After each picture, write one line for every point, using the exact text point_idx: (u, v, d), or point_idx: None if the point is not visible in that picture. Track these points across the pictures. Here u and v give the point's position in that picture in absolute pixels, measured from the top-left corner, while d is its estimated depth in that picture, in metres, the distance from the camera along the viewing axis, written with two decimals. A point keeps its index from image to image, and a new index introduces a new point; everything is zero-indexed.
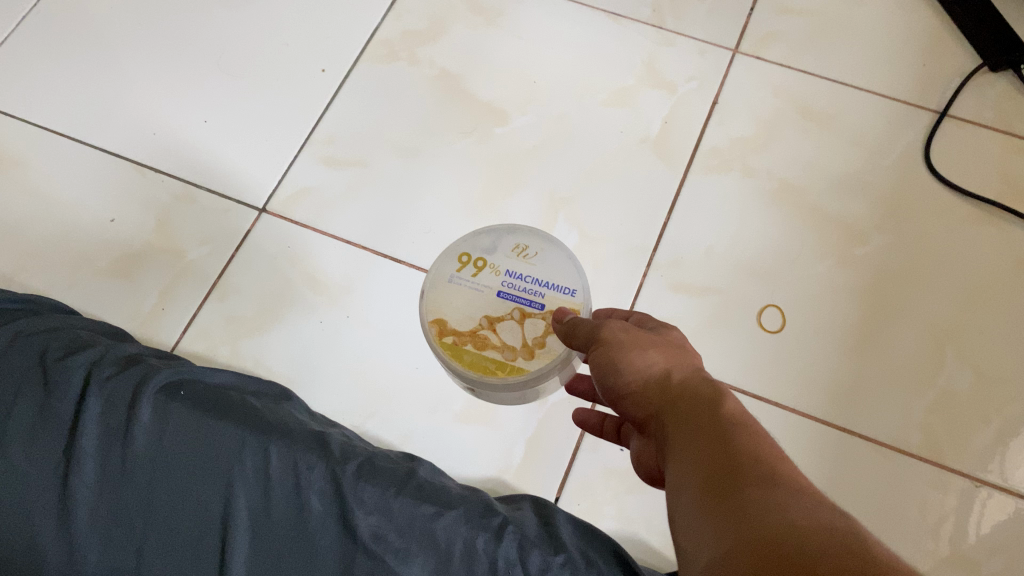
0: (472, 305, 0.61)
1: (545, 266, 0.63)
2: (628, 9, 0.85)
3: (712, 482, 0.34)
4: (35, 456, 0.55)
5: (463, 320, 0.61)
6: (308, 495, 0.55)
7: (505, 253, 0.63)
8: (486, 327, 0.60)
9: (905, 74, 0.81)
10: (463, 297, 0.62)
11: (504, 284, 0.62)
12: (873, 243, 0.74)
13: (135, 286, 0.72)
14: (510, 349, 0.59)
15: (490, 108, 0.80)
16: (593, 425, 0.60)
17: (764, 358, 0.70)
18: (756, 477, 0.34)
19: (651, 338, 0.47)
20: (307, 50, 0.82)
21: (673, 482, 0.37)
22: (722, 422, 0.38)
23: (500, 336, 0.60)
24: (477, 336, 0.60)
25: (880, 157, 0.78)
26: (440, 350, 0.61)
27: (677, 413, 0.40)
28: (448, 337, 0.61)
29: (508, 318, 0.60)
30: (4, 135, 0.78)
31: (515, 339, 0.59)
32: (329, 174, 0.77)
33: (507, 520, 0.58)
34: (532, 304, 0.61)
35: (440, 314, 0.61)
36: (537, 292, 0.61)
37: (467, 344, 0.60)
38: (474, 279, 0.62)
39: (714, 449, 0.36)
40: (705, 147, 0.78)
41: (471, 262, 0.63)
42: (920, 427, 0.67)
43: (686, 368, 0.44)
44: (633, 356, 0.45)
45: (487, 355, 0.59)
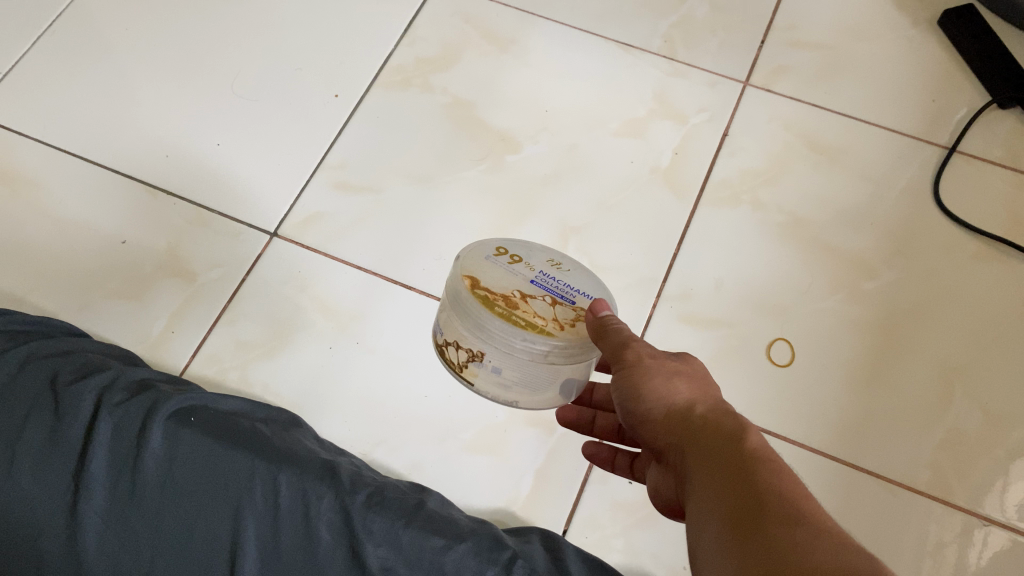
0: (504, 280, 0.57)
1: (578, 278, 0.60)
2: (640, 39, 0.86)
3: (740, 524, 0.35)
4: (44, 482, 0.54)
5: (498, 284, 0.56)
6: (317, 525, 0.55)
7: (539, 258, 0.60)
8: (519, 297, 0.56)
9: (914, 110, 0.82)
10: (497, 271, 0.57)
11: (539, 277, 0.58)
12: (882, 277, 0.75)
13: (145, 309, 0.72)
14: (541, 317, 0.55)
15: (502, 136, 0.80)
16: (604, 459, 0.62)
17: (772, 391, 0.70)
18: (781, 521, 0.34)
19: (675, 363, 0.47)
20: (320, 75, 0.83)
21: (698, 520, 0.38)
22: (746, 459, 0.38)
23: (532, 305, 0.55)
24: (508, 299, 0.55)
25: (890, 192, 0.78)
26: (467, 300, 0.55)
27: (702, 449, 0.41)
28: (479, 292, 0.55)
29: (541, 299, 0.56)
30: (16, 154, 0.78)
31: (547, 311, 0.55)
32: (341, 198, 0.77)
33: (516, 554, 0.58)
34: (565, 299, 0.57)
35: (473, 273, 0.56)
36: (570, 292, 0.58)
37: (497, 301, 0.54)
38: (510, 265, 0.58)
39: (739, 490, 0.37)
40: (715, 180, 0.79)
41: (507, 253, 0.59)
42: (928, 464, 0.67)
43: (709, 401, 0.44)
44: (657, 381, 0.46)
45: (518, 314, 0.54)
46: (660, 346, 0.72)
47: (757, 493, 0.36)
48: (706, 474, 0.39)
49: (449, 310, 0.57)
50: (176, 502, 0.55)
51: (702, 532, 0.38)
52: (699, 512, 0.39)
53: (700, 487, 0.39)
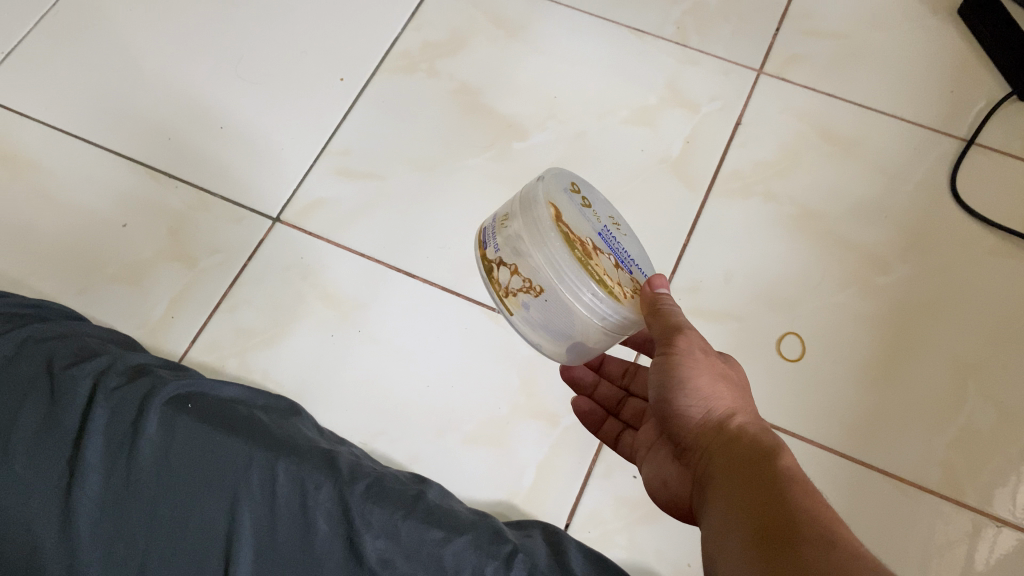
0: (581, 223, 0.53)
1: (632, 246, 0.57)
2: (651, 26, 0.84)
3: (768, 537, 0.38)
4: (38, 466, 0.53)
5: (577, 225, 0.52)
6: (314, 514, 0.54)
7: (604, 213, 0.57)
8: (594, 246, 0.52)
9: (932, 101, 0.80)
10: (574, 210, 0.54)
11: (606, 231, 0.55)
12: (896, 272, 0.73)
13: (145, 294, 0.71)
14: (610, 277, 0.52)
15: (509, 123, 0.79)
16: (596, 419, 0.62)
17: (781, 386, 0.69)
18: (809, 536, 0.37)
19: (717, 365, 0.50)
20: (326, 58, 0.81)
21: (721, 524, 0.42)
22: (781, 475, 0.41)
23: (605, 260, 0.52)
24: (585, 245, 0.52)
25: (905, 185, 0.76)
26: (550, 230, 0.51)
27: (735, 457, 0.44)
28: (562, 226, 0.52)
29: (610, 256, 0.53)
30: (18, 135, 0.77)
31: (615, 273, 0.52)
32: (344, 184, 0.76)
33: (517, 548, 0.56)
34: (625, 264, 0.54)
35: (557, 204, 0.53)
36: (628, 259, 0.55)
37: (576, 245, 0.51)
38: (583, 207, 0.55)
39: (772, 501, 0.40)
40: (726, 170, 0.77)
41: (580, 194, 0.56)
42: (939, 463, 0.66)
43: (742, 414, 0.48)
44: (703, 381, 0.48)
45: (591, 265, 0.51)
46: None
47: (790, 509, 0.39)
48: (739, 481, 0.43)
49: (520, 235, 0.52)
50: (172, 489, 0.54)
51: (724, 536, 0.41)
52: (724, 516, 0.42)
53: (731, 492, 0.43)
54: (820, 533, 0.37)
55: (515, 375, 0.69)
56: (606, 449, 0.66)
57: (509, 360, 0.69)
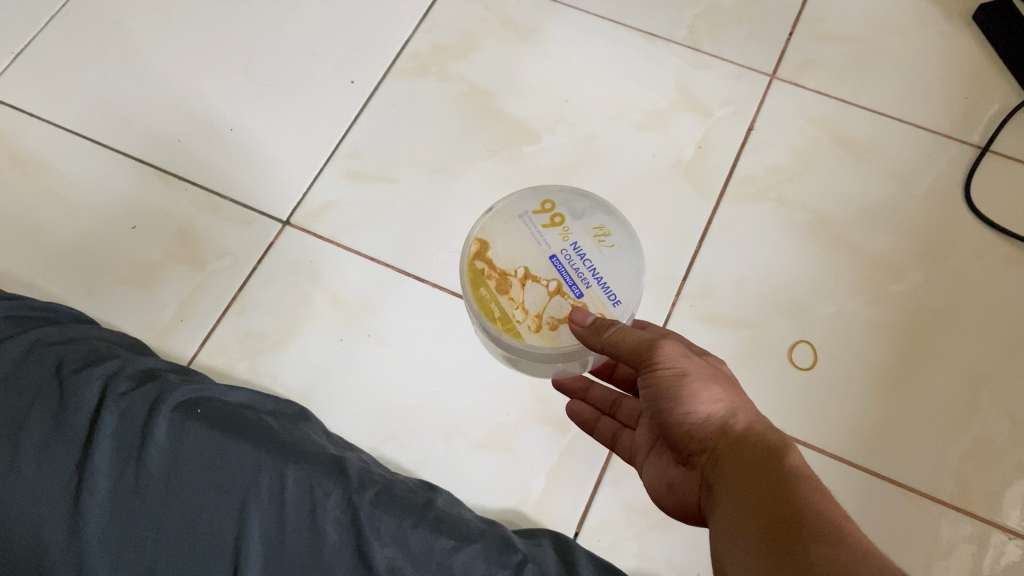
0: (520, 252, 0.57)
1: (612, 261, 0.57)
2: (664, 29, 0.83)
3: (778, 540, 0.38)
4: (47, 471, 0.53)
5: (504, 257, 0.57)
6: (324, 523, 0.54)
7: (585, 228, 0.58)
8: (517, 278, 0.56)
9: (947, 107, 0.79)
10: (522, 238, 0.58)
11: (564, 252, 0.57)
12: (909, 280, 0.72)
13: (154, 296, 0.71)
14: (523, 311, 0.55)
15: (519, 127, 0.79)
16: (588, 421, 0.63)
17: (792, 395, 0.68)
18: (819, 536, 0.37)
19: (704, 366, 0.49)
20: (336, 60, 0.81)
21: (727, 526, 0.41)
22: (784, 471, 0.41)
23: (522, 293, 0.56)
24: (504, 279, 0.57)
25: (918, 192, 0.76)
26: (464, 269, 0.58)
27: (739, 460, 0.44)
28: (479, 263, 0.58)
29: (541, 283, 0.56)
30: (28, 135, 0.77)
31: (533, 305, 0.55)
32: (354, 187, 0.76)
33: (527, 557, 0.56)
34: (571, 286, 0.56)
35: (487, 238, 0.58)
36: (586, 278, 0.56)
37: (490, 279, 0.57)
38: (541, 230, 0.58)
39: (775, 500, 0.40)
40: (738, 175, 0.77)
41: (552, 212, 0.59)
42: (952, 474, 0.65)
43: (741, 411, 0.48)
44: (697, 387, 0.47)
45: (501, 299, 0.56)
46: None
47: (798, 510, 0.38)
48: (743, 485, 0.42)
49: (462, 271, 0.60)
50: (181, 495, 0.53)
51: (730, 540, 0.41)
52: (729, 518, 0.42)
53: (736, 497, 0.42)
54: (830, 534, 0.37)
55: (525, 381, 0.68)
56: (616, 458, 0.66)
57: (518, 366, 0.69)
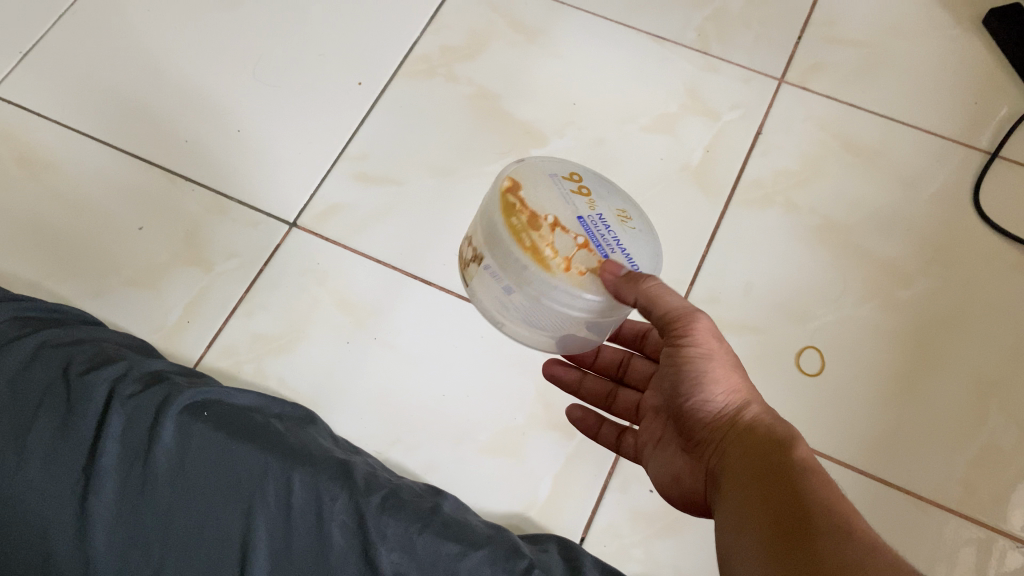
0: (551, 201, 0.51)
1: (636, 241, 0.53)
2: (672, 32, 0.83)
3: (787, 532, 0.37)
4: (54, 472, 0.53)
5: (538, 199, 0.51)
6: (330, 527, 0.54)
7: (611, 205, 0.54)
8: (550, 221, 0.50)
9: (956, 112, 0.79)
10: (550, 191, 0.52)
11: (590, 217, 0.52)
12: (918, 286, 0.72)
13: (161, 298, 0.71)
14: (553, 251, 0.49)
15: (527, 129, 0.78)
16: (591, 425, 0.63)
17: (800, 400, 0.68)
18: (829, 530, 0.36)
19: (728, 352, 0.49)
20: (344, 62, 0.81)
21: (735, 519, 0.41)
22: (799, 464, 0.41)
23: (555, 236, 0.49)
24: (537, 218, 0.50)
25: (927, 198, 0.76)
26: (496, 201, 0.51)
27: (751, 449, 0.43)
28: (513, 198, 0.51)
29: (573, 233, 0.50)
30: (36, 135, 0.77)
31: (565, 248, 0.49)
32: (361, 189, 0.75)
33: (534, 564, 0.56)
34: (599, 247, 0.50)
35: (520, 180, 0.52)
36: (611, 245, 0.51)
37: (524, 214, 0.50)
38: (569, 192, 0.53)
39: (788, 493, 0.39)
40: (747, 179, 0.76)
41: (577, 182, 0.54)
42: (960, 482, 0.65)
43: (758, 404, 0.47)
44: (719, 373, 0.47)
45: (532, 232, 0.49)
46: None
47: (807, 503, 0.38)
48: (753, 476, 0.42)
49: (484, 209, 0.53)
50: (187, 498, 0.53)
51: (740, 531, 0.40)
52: (739, 510, 0.41)
53: (744, 488, 0.42)
54: (840, 526, 0.36)
55: (531, 386, 0.68)
56: (623, 463, 0.66)
57: (525, 371, 0.69)
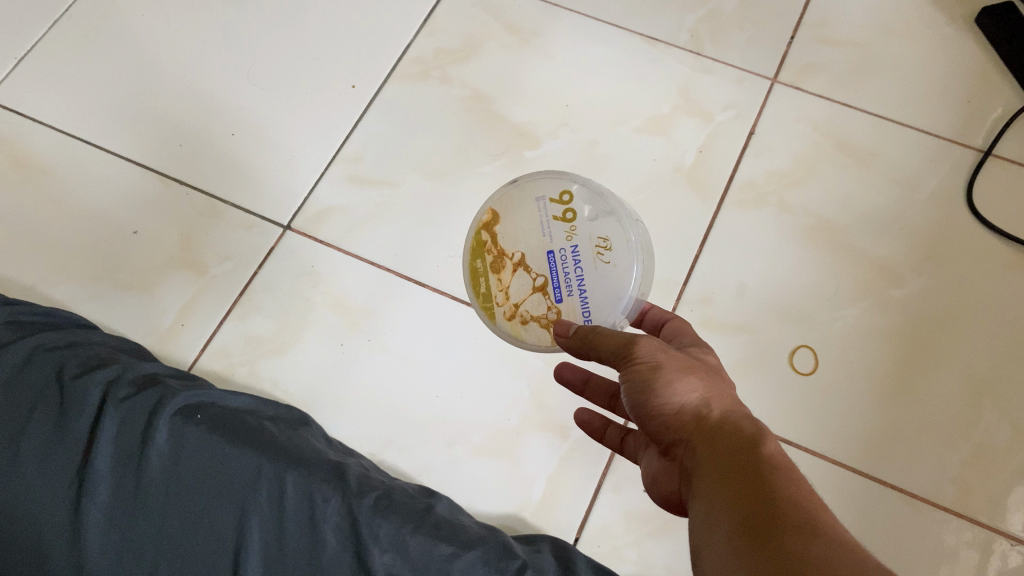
0: (526, 235, 0.59)
1: (602, 276, 0.57)
2: (666, 33, 0.83)
3: (756, 530, 0.36)
4: (48, 475, 0.53)
5: (507, 238, 0.60)
6: (323, 528, 0.54)
7: (591, 233, 0.58)
8: (512, 261, 0.59)
9: (949, 111, 0.79)
10: (532, 220, 0.60)
11: (561, 251, 0.58)
12: (911, 285, 0.72)
13: (155, 301, 0.71)
14: (503, 296, 0.60)
15: (521, 131, 0.79)
16: (597, 428, 0.62)
17: (793, 400, 0.68)
18: (799, 527, 0.35)
19: (684, 358, 0.48)
20: (338, 64, 0.81)
21: (706, 522, 0.39)
22: (762, 465, 0.39)
23: (510, 278, 0.60)
24: (499, 258, 0.60)
25: (921, 197, 0.76)
26: (472, 239, 0.63)
27: (716, 451, 0.41)
28: (485, 234, 0.62)
29: (530, 275, 0.58)
30: (32, 140, 0.77)
31: (515, 293, 0.59)
32: (355, 192, 0.76)
33: (526, 564, 0.56)
34: (556, 288, 0.57)
35: (500, 213, 0.62)
36: (569, 283, 0.57)
37: (488, 254, 0.61)
38: (552, 222, 0.59)
39: (754, 494, 0.37)
40: (740, 180, 0.76)
41: (569, 206, 0.59)
42: (954, 481, 0.65)
43: (720, 402, 0.45)
44: (674, 378, 0.46)
45: (491, 277, 0.61)
46: None
47: (777, 500, 0.37)
48: (723, 475, 0.40)
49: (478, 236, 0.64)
50: (180, 501, 0.53)
51: (709, 535, 0.38)
52: (708, 515, 0.39)
53: (711, 486, 0.40)
54: (809, 527, 0.35)
55: (526, 387, 0.68)
56: (617, 463, 0.66)
57: (519, 372, 0.69)
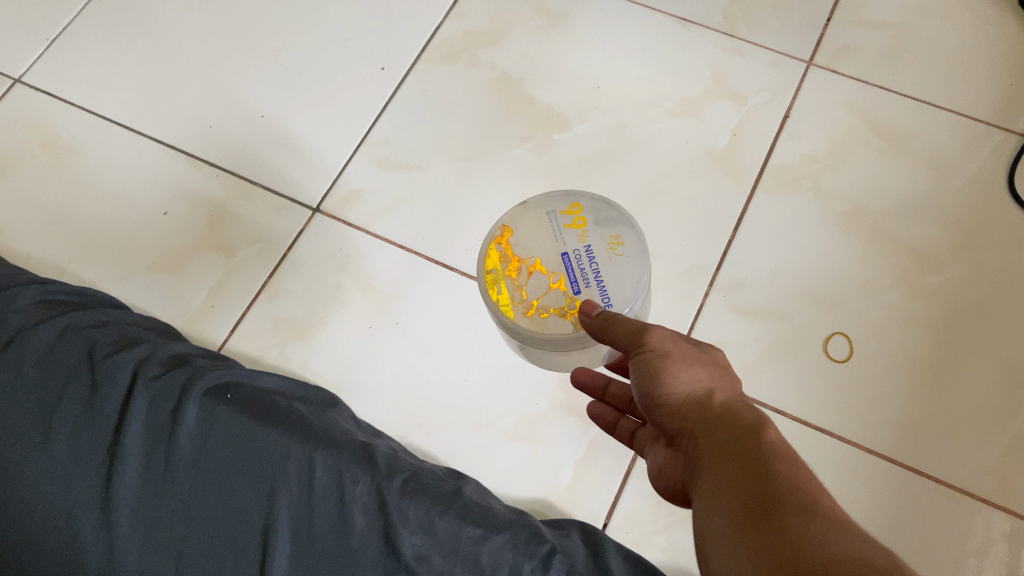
0: (541, 240, 0.58)
1: (618, 268, 0.57)
2: (698, 16, 0.82)
3: (755, 514, 0.35)
4: (79, 453, 0.54)
5: (519, 242, 0.58)
6: (351, 508, 0.54)
7: (603, 234, 0.58)
8: (528, 264, 0.58)
9: (989, 95, 0.77)
10: (543, 229, 0.59)
11: (576, 250, 0.58)
12: (949, 271, 0.70)
13: (185, 282, 0.71)
14: (521, 294, 0.57)
15: (550, 114, 0.78)
16: (608, 422, 0.60)
17: (826, 387, 0.67)
18: (796, 508, 0.34)
19: (693, 348, 0.48)
20: (366, 47, 0.81)
21: (707, 507, 0.38)
22: (766, 449, 0.38)
23: (528, 278, 0.57)
24: (515, 261, 0.58)
25: (960, 183, 0.74)
26: (482, 249, 0.59)
27: (718, 438, 0.41)
28: (497, 244, 0.59)
29: (548, 274, 0.57)
30: (64, 122, 0.78)
31: (532, 291, 0.57)
32: (383, 175, 0.75)
33: (555, 548, 0.55)
34: (575, 282, 0.56)
35: (511, 225, 0.59)
36: (587, 276, 0.57)
37: (501, 261, 0.58)
38: (564, 228, 0.58)
39: (756, 477, 0.37)
40: (773, 164, 0.75)
41: (577, 213, 0.59)
42: (991, 471, 0.64)
43: (727, 391, 0.45)
44: (679, 367, 0.45)
45: (506, 281, 0.58)
46: (710, 336, 0.69)
47: (776, 484, 0.36)
48: (726, 460, 0.39)
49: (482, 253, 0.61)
50: (210, 479, 0.53)
51: (711, 517, 0.38)
52: (710, 500, 0.39)
53: (714, 472, 0.39)
54: (812, 509, 0.34)
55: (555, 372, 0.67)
56: None
57: None
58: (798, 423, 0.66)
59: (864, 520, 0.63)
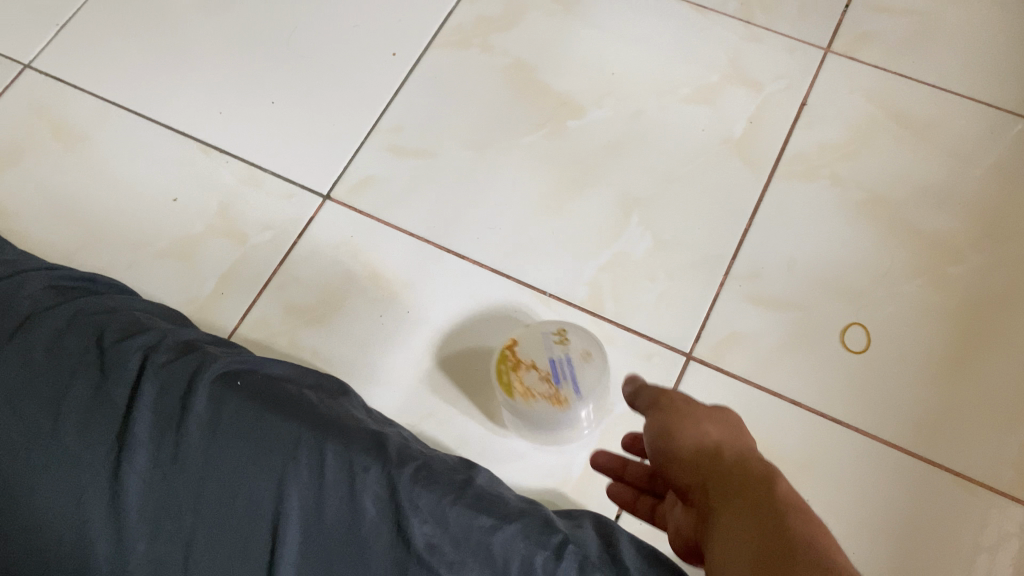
0: (533, 347, 0.62)
1: (592, 369, 0.62)
2: (714, 2, 0.81)
3: (764, 560, 0.35)
4: (88, 439, 0.53)
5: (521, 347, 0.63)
6: (362, 498, 0.53)
7: (582, 345, 0.63)
8: (526, 364, 0.62)
9: (1011, 82, 0.76)
10: (534, 343, 0.63)
11: (562, 356, 0.62)
12: (969, 262, 0.69)
13: (194, 268, 0.70)
14: (517, 381, 0.61)
15: (564, 101, 0.77)
16: (626, 501, 0.57)
17: (843, 379, 0.66)
18: (811, 560, 0.34)
19: (715, 412, 0.49)
20: (378, 33, 0.80)
21: (716, 557, 0.38)
22: (776, 501, 0.38)
23: (522, 375, 0.61)
24: (514, 357, 0.62)
25: (981, 172, 0.73)
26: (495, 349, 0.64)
27: (728, 487, 0.41)
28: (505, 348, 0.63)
29: (537, 369, 0.61)
30: (75, 108, 0.77)
31: (525, 382, 0.61)
32: (394, 162, 0.75)
33: (568, 538, 0.54)
34: (559, 379, 0.61)
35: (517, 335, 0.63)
36: (565, 373, 0.61)
37: (507, 361, 0.62)
38: (552, 339, 0.63)
39: (767, 526, 0.37)
40: (790, 152, 0.74)
41: (565, 334, 0.63)
42: (1011, 464, 0.63)
43: (739, 447, 0.45)
44: (692, 427, 0.47)
45: (508, 374, 0.61)
46: (726, 325, 0.68)
47: (787, 533, 0.36)
48: (734, 509, 0.39)
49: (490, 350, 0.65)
50: (219, 467, 0.53)
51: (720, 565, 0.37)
52: (719, 548, 0.38)
53: (724, 519, 0.39)
54: (822, 558, 0.34)
55: None
56: None
57: None
58: (815, 414, 0.65)
59: (883, 512, 0.62)
